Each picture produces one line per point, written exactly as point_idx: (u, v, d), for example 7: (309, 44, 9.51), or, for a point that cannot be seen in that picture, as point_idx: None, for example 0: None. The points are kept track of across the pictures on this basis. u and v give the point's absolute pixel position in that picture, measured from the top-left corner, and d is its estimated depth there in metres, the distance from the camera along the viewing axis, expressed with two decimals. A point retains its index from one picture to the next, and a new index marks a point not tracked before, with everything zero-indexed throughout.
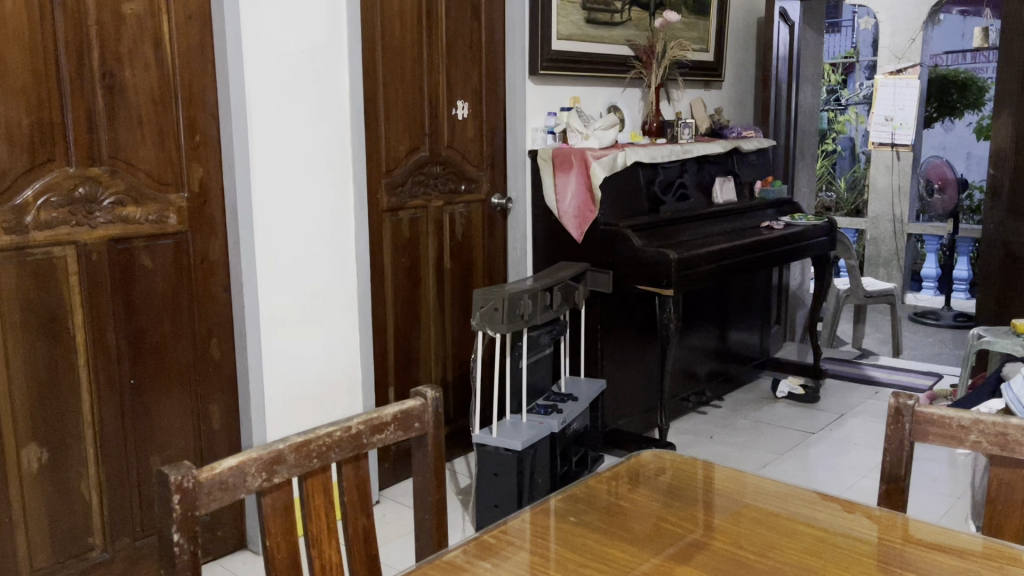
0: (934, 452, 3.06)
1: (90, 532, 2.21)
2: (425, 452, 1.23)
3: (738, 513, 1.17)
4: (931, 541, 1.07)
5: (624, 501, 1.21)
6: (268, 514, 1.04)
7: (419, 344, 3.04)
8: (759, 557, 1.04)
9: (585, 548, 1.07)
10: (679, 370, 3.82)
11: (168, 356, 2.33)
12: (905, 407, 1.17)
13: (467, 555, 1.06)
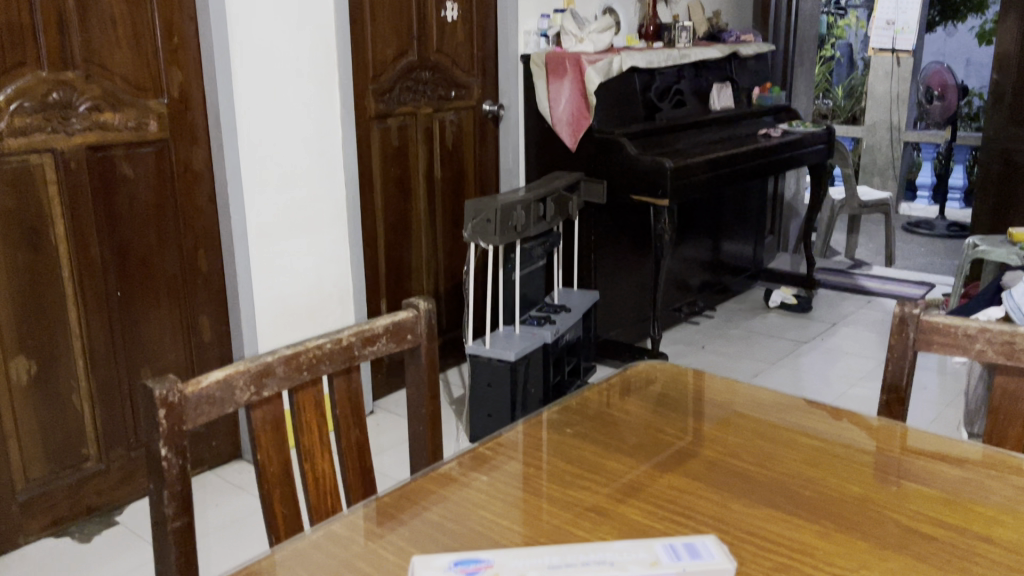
0: (926, 359, 3.08)
1: (85, 444, 2.21)
2: (418, 364, 1.20)
3: (732, 422, 1.15)
4: (932, 451, 1.06)
5: (620, 413, 1.19)
6: (258, 428, 1.02)
7: (410, 256, 3.00)
8: (756, 467, 1.02)
9: (581, 459, 1.06)
10: (672, 281, 3.80)
11: (154, 268, 2.28)
12: (910, 316, 1.14)
13: (462, 466, 1.04)
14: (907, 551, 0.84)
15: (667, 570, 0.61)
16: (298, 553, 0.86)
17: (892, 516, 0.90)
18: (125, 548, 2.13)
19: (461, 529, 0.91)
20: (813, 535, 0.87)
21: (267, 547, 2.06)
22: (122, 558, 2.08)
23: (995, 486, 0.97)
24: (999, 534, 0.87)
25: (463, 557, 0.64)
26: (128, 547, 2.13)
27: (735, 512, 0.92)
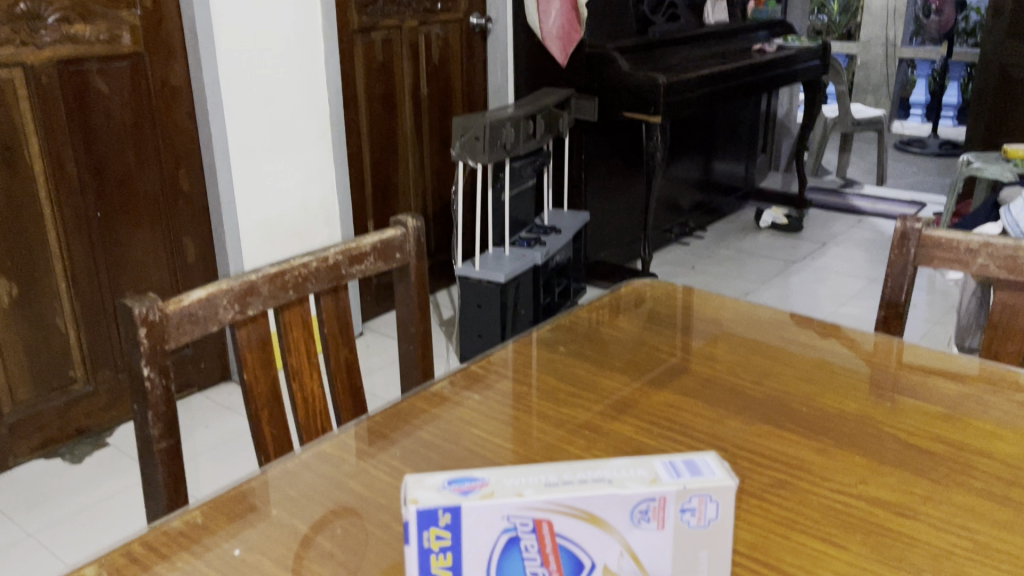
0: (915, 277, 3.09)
1: (71, 366, 2.19)
2: (406, 284, 1.17)
3: (726, 339, 1.13)
4: (929, 367, 1.04)
5: (613, 331, 1.17)
6: (244, 348, 0.99)
7: (397, 176, 2.94)
8: (752, 384, 1.01)
9: (575, 378, 1.04)
10: (664, 201, 3.75)
11: (134, 188, 2.22)
12: (912, 232, 1.12)
13: (454, 385, 1.02)
14: (906, 466, 0.83)
15: (669, 487, 0.59)
16: (289, 473, 0.84)
17: (891, 432, 0.89)
18: (114, 469, 2.13)
19: (455, 448, 0.89)
20: (812, 452, 0.86)
21: (257, 467, 2.06)
22: (112, 479, 2.08)
23: (994, 401, 0.96)
24: (999, 449, 0.86)
25: (458, 475, 0.62)
26: (116, 469, 2.13)
27: (730, 428, 0.91)
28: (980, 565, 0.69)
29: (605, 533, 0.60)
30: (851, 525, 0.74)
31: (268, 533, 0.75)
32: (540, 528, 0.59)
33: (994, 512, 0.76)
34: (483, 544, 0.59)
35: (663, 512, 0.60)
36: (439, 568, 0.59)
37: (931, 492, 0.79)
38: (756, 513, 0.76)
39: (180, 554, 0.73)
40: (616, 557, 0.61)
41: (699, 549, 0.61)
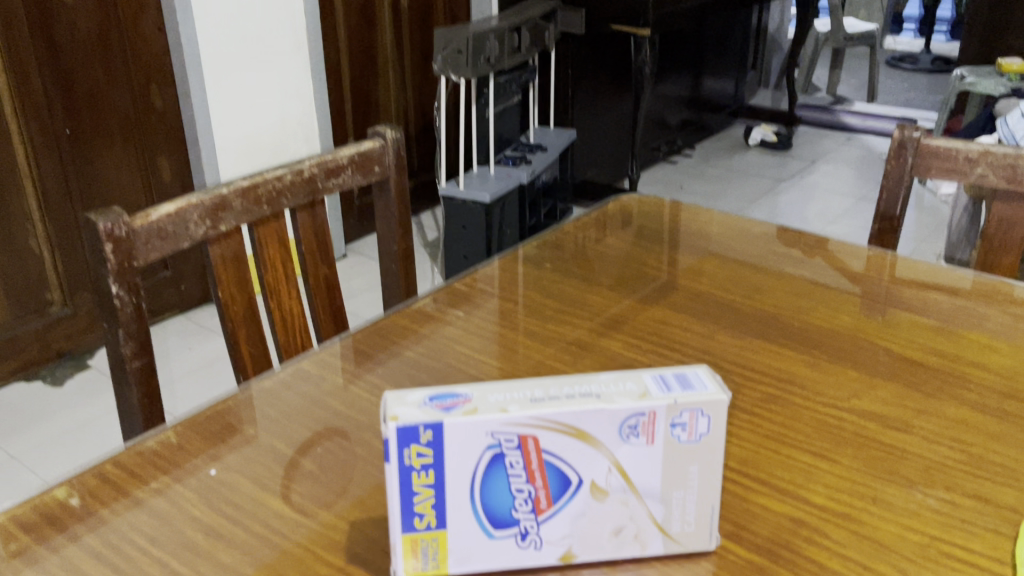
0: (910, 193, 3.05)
1: (47, 288, 2.15)
2: (387, 199, 1.13)
3: (717, 254, 1.10)
4: (923, 280, 1.02)
5: (601, 247, 1.13)
6: (218, 265, 0.95)
7: (377, 93, 2.85)
8: (744, 299, 0.98)
9: (562, 295, 1.01)
10: (652, 118, 3.68)
11: (104, 105, 2.13)
12: (910, 140, 1.08)
13: (438, 303, 0.99)
14: (900, 379, 0.81)
15: (659, 401, 0.57)
16: (268, 392, 0.82)
17: (883, 345, 0.87)
18: (93, 393, 2.10)
19: (440, 366, 0.86)
20: (804, 366, 0.84)
21: (235, 386, 2.04)
22: (94, 401, 2.07)
23: (988, 314, 0.94)
24: (992, 361, 0.84)
25: (439, 391, 0.59)
26: (95, 393, 2.10)
27: (720, 344, 0.89)
28: (973, 476, 0.68)
29: (592, 450, 0.58)
30: (844, 439, 0.73)
31: (248, 454, 0.73)
32: (526, 444, 0.57)
33: (988, 425, 0.74)
34: (467, 461, 0.57)
35: (653, 427, 0.58)
36: (421, 486, 0.57)
37: (924, 406, 0.77)
38: (747, 428, 0.74)
39: (154, 474, 0.70)
40: (604, 473, 0.59)
41: (689, 464, 0.59)
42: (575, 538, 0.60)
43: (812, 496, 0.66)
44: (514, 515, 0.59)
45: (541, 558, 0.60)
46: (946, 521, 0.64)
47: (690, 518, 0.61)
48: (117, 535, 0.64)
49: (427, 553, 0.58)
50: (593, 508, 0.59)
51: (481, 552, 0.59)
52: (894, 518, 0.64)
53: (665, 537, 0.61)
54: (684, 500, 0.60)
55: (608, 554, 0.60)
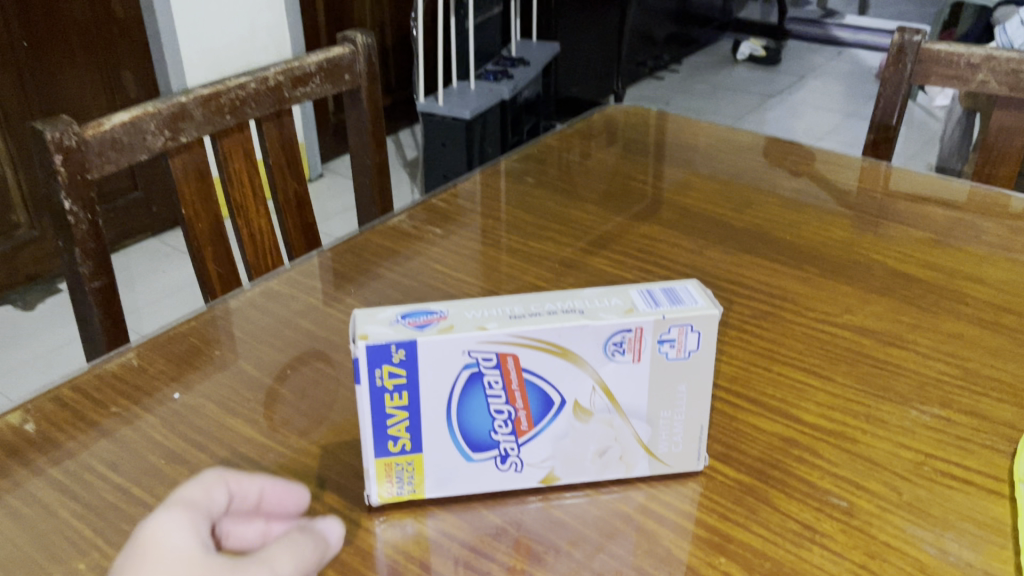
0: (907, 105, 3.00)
1: (12, 210, 2.07)
2: (359, 110, 1.07)
3: (706, 167, 1.06)
4: (919, 192, 0.98)
5: (585, 160, 1.08)
6: (180, 179, 0.90)
7: (351, 4, 2.73)
8: (735, 214, 0.94)
9: (546, 211, 0.96)
10: (638, 32, 3.57)
11: (63, 16, 2.01)
12: (909, 45, 1.03)
13: (415, 220, 0.94)
14: (896, 294, 0.78)
15: (646, 317, 0.53)
16: (236, 314, 0.77)
17: (879, 260, 0.84)
18: (60, 318, 2.05)
19: (418, 286, 0.82)
20: (797, 282, 0.81)
21: (203, 304, 2.02)
22: (61, 326, 2.02)
23: (986, 226, 0.90)
24: (991, 275, 0.81)
25: (412, 308, 0.55)
26: (62, 319, 2.05)
27: (711, 260, 0.85)
28: (968, 392, 0.66)
29: (576, 369, 0.54)
30: (836, 356, 0.70)
31: (217, 380, 0.69)
32: (504, 362, 0.53)
33: (987, 340, 0.72)
34: (443, 381, 0.53)
35: (640, 344, 0.54)
36: (394, 408, 0.54)
37: (918, 320, 0.74)
38: (736, 345, 0.71)
39: (116, 399, 0.67)
40: (588, 392, 0.55)
41: (677, 382, 0.56)
42: (558, 460, 0.57)
43: (804, 415, 0.64)
44: (493, 437, 0.56)
45: (522, 481, 0.57)
46: (943, 439, 0.61)
47: (679, 438, 0.58)
48: (76, 463, 0.61)
49: (403, 478, 0.56)
50: (577, 429, 0.56)
51: (459, 475, 0.56)
52: (888, 436, 0.61)
53: (652, 459, 0.58)
54: (671, 419, 0.57)
55: (592, 476, 0.58)
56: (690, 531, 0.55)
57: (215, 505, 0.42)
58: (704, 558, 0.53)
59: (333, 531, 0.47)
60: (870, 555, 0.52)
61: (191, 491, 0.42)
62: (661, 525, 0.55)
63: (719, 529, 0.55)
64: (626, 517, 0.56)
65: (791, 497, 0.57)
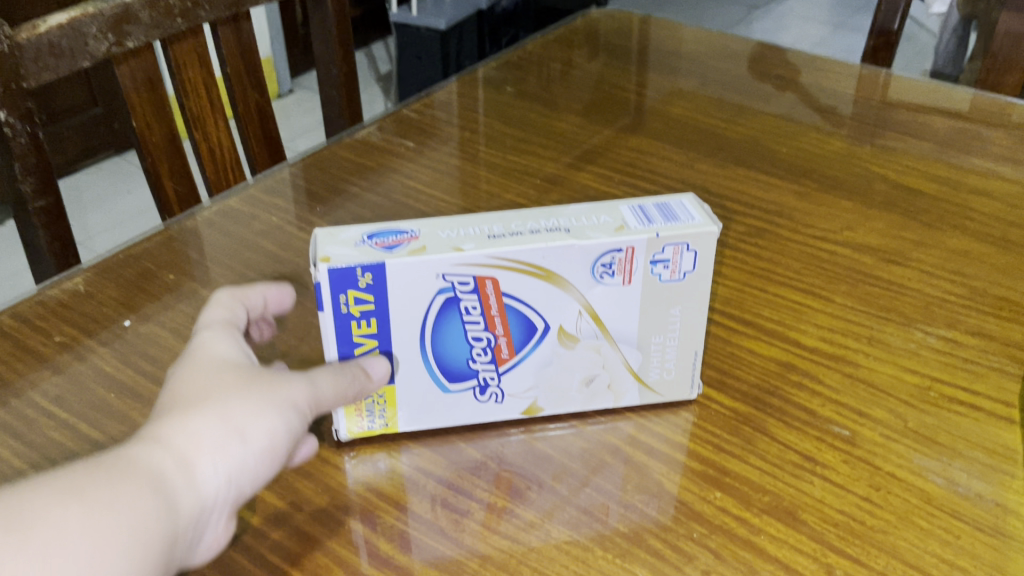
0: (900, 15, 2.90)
1: None
2: (323, 15, 0.99)
3: (696, 74, 0.99)
4: (918, 101, 0.92)
5: (568, 68, 1.01)
6: (129, 89, 0.81)
7: None
8: (728, 125, 0.89)
9: (526, 123, 0.90)
10: None
11: None
12: None
13: (386, 132, 0.88)
14: (898, 209, 0.74)
15: (638, 236, 0.49)
16: (193, 234, 0.72)
17: (881, 173, 0.79)
18: (9, 247, 1.97)
19: (390, 204, 0.77)
20: (793, 196, 0.76)
21: (159, 219, 1.96)
22: (12, 255, 1.94)
23: (991, 135, 0.85)
24: (997, 188, 0.77)
25: (380, 227, 0.50)
26: (10, 248, 1.97)
27: (704, 174, 0.80)
28: (974, 311, 0.62)
29: (560, 293, 0.50)
30: (837, 276, 0.66)
31: (172, 307, 0.64)
32: (482, 284, 0.49)
33: (994, 257, 0.68)
34: (416, 306, 0.49)
35: (631, 266, 0.50)
36: (361, 337, 0.49)
37: (922, 237, 0.70)
38: (729, 265, 0.67)
39: (61, 328, 0.61)
40: (574, 317, 0.51)
41: (671, 306, 0.52)
42: (542, 390, 0.53)
43: (803, 338, 0.60)
44: (470, 367, 0.51)
45: (502, 412, 0.53)
46: (949, 361, 0.58)
47: (673, 367, 0.53)
48: (18, 397, 0.56)
49: (373, 411, 0.51)
50: (561, 357, 0.52)
51: (435, 407, 0.52)
52: (891, 360, 0.58)
53: (642, 388, 0.54)
54: (664, 346, 0.53)
55: (578, 405, 0.54)
56: (682, 463, 0.51)
57: (237, 318, 0.48)
58: (699, 494, 0.49)
59: (372, 366, 0.48)
60: (875, 488, 0.49)
61: (216, 313, 0.47)
62: (651, 458, 0.51)
63: (713, 462, 0.51)
64: (614, 450, 0.52)
65: (790, 426, 0.53)
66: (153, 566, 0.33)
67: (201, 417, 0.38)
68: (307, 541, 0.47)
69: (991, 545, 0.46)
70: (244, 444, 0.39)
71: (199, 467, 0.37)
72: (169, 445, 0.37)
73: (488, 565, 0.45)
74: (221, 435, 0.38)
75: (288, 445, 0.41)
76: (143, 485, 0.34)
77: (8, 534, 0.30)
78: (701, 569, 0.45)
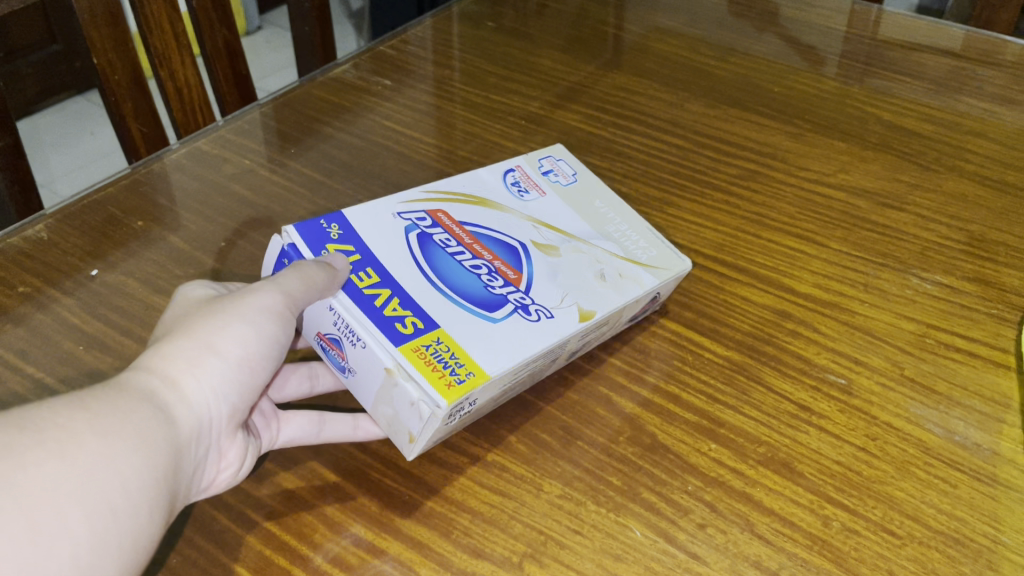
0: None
1: None
2: None
3: (684, 8, 0.95)
4: (909, 39, 0.89)
5: (550, 2, 0.97)
6: (87, 24, 0.76)
7: None
8: (718, 64, 0.86)
9: (508, 60, 0.86)
10: None
11: None
12: None
13: (361, 69, 0.84)
14: (892, 150, 0.72)
15: (517, 159, 0.62)
16: (162, 177, 0.68)
17: (876, 113, 0.77)
18: None
19: (368, 146, 0.73)
20: (787, 138, 0.74)
21: (125, 163, 1.90)
22: None
23: (986, 75, 0.83)
24: (993, 129, 0.75)
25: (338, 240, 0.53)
26: None
27: (692, 114, 0.77)
28: (970, 257, 0.61)
29: (502, 213, 0.56)
30: (830, 220, 0.64)
31: (141, 256, 0.61)
32: (438, 216, 0.54)
33: (990, 199, 0.66)
34: (395, 243, 0.50)
35: (532, 179, 0.60)
36: (371, 288, 0.47)
37: (917, 180, 0.68)
38: (721, 210, 0.65)
39: (22, 277, 0.58)
40: (534, 232, 0.55)
41: (593, 199, 0.59)
42: (576, 296, 0.50)
43: (797, 285, 0.58)
44: (494, 292, 0.49)
45: (561, 326, 0.47)
46: (944, 307, 0.57)
47: (647, 246, 0.55)
48: None
49: (443, 359, 0.43)
50: (557, 263, 0.52)
51: (500, 339, 0.45)
52: (886, 307, 0.57)
53: (648, 270, 0.53)
54: (622, 232, 0.56)
55: (615, 297, 0.50)
56: (675, 414, 0.50)
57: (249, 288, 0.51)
58: (694, 446, 0.48)
59: (328, 257, 0.46)
60: (871, 438, 0.48)
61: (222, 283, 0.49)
62: (646, 409, 0.50)
63: (706, 413, 0.50)
64: (605, 401, 0.50)
65: (784, 376, 0.52)
66: (156, 468, 0.36)
67: (180, 340, 0.41)
68: (289, 498, 0.45)
69: (989, 495, 0.45)
70: (218, 358, 0.41)
71: (190, 383, 0.39)
72: (158, 369, 0.39)
73: (479, 520, 0.44)
74: (197, 354, 0.40)
75: (265, 353, 0.43)
76: (137, 402, 0.37)
77: (20, 434, 0.32)
78: (697, 523, 0.44)
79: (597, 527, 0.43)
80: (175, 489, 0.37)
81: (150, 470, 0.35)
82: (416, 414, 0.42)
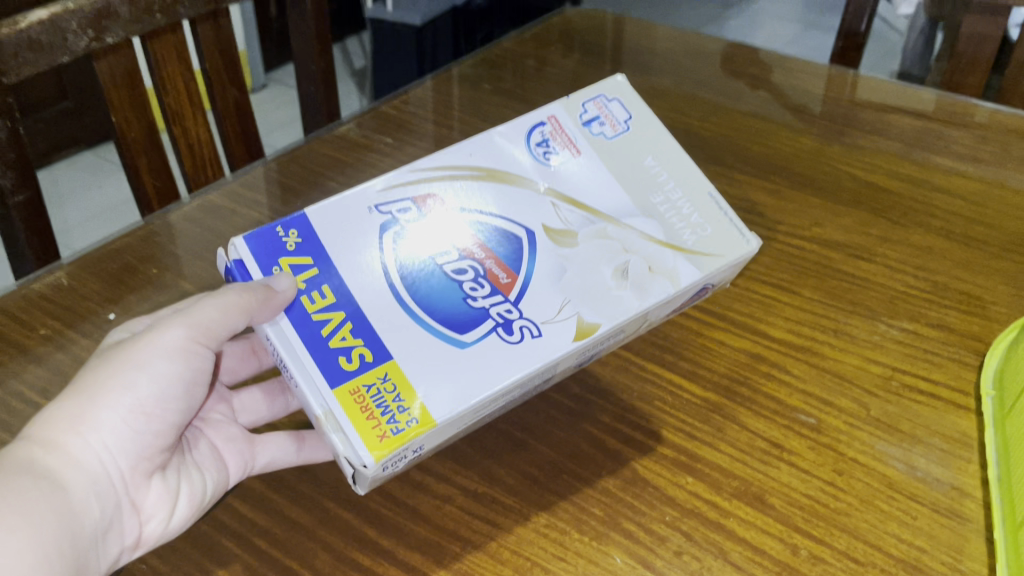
0: None
1: None
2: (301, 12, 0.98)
3: (671, 71, 1.01)
4: (883, 102, 0.94)
5: (544, 65, 1.02)
6: (108, 85, 0.81)
7: None
8: (702, 124, 0.90)
9: (503, 120, 0.91)
10: None
11: None
12: None
13: (364, 127, 0.88)
14: (863, 207, 0.76)
15: (551, 109, 0.59)
16: (174, 228, 0.72)
17: (849, 171, 0.82)
18: None
19: None
20: (765, 194, 0.78)
21: (135, 216, 1.95)
22: None
23: (955, 135, 0.88)
24: (960, 186, 0.79)
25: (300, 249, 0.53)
26: None
27: None
28: (935, 305, 0.65)
29: (517, 188, 0.55)
30: (803, 269, 0.68)
31: (156, 301, 0.65)
32: (425, 202, 0.53)
33: (956, 251, 0.70)
34: (367, 249, 0.50)
35: (564, 133, 0.58)
36: (321, 312, 0.47)
37: (884, 233, 0.73)
38: None
39: (44, 321, 0.62)
40: (553, 211, 0.54)
41: (642, 157, 0.57)
42: (579, 303, 0.49)
43: (773, 330, 0.62)
44: (474, 306, 0.49)
45: (550, 343, 0.47)
46: (910, 352, 0.60)
47: (702, 223, 0.54)
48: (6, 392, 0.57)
49: (381, 403, 0.44)
50: (569, 257, 0.52)
51: (460, 368, 0.46)
52: (854, 350, 0.60)
53: (690, 256, 0.52)
54: (670, 203, 0.55)
55: (635, 301, 0.50)
56: (655, 450, 0.53)
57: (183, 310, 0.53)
58: (672, 479, 0.51)
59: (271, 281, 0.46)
60: (838, 472, 0.51)
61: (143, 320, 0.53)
62: (627, 445, 0.53)
63: (684, 448, 0.53)
64: (589, 437, 0.54)
65: (758, 415, 0.55)
66: (46, 537, 0.40)
67: (69, 399, 0.45)
68: (291, 526, 0.48)
69: (948, 526, 0.49)
70: (108, 411, 0.45)
71: (75, 443, 0.44)
72: (42, 434, 0.44)
73: (467, 546, 0.47)
74: (84, 411, 0.44)
75: (159, 395, 0.46)
76: (20, 470, 0.41)
77: None
78: (674, 550, 0.47)
79: (579, 553, 0.46)
80: (76, 548, 0.42)
81: (38, 539, 0.40)
82: (345, 463, 0.43)
